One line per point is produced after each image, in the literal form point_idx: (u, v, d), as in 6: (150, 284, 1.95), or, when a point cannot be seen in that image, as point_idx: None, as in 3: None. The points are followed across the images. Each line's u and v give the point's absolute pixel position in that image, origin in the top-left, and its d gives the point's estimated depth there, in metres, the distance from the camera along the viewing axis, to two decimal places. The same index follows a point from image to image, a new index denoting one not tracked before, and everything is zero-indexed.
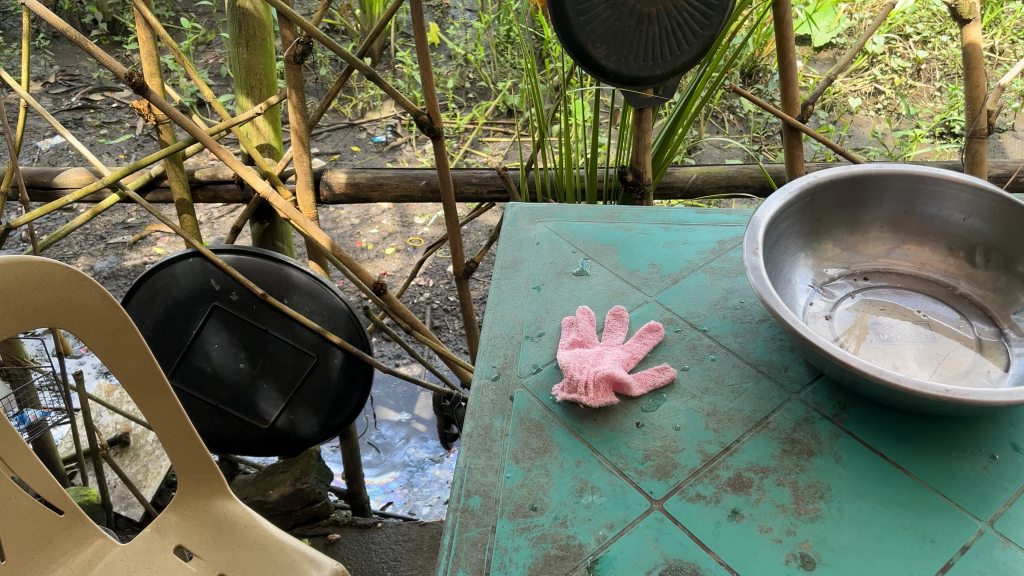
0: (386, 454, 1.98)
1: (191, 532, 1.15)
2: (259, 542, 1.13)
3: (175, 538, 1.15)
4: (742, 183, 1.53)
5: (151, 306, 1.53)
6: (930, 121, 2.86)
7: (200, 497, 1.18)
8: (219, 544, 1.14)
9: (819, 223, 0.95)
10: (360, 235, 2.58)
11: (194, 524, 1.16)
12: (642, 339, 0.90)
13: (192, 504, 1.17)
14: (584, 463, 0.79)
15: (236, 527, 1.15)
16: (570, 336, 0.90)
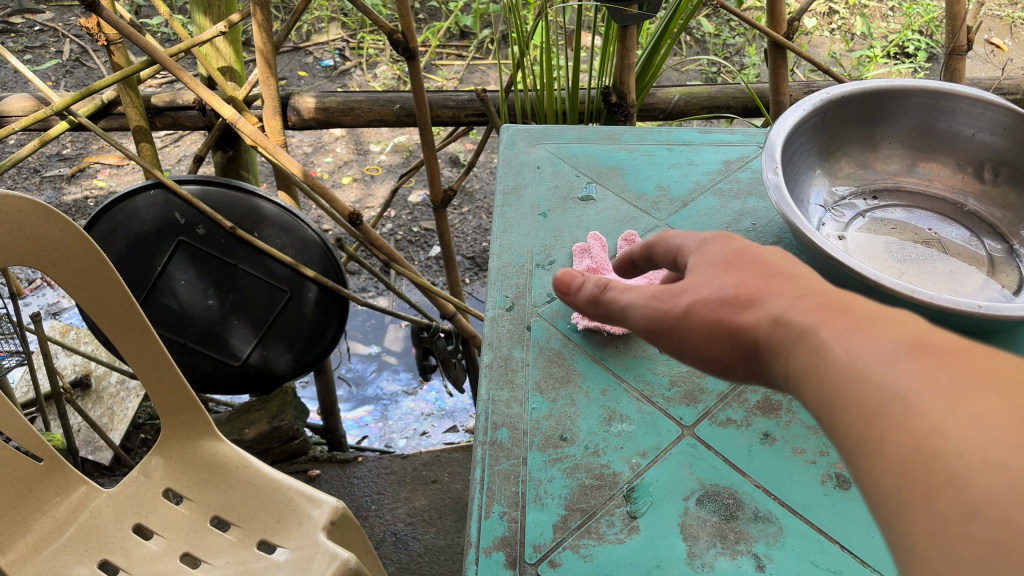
0: (358, 388, 1.95)
1: (180, 474, 1.11)
2: (253, 482, 1.10)
3: (163, 481, 1.11)
4: (724, 104, 1.50)
5: (110, 242, 1.44)
6: (884, 41, 2.85)
7: (187, 439, 1.13)
8: (211, 486, 1.10)
9: (832, 141, 0.94)
10: (315, 164, 2.50)
11: (182, 467, 1.12)
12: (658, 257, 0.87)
13: (178, 446, 1.13)
14: (611, 391, 0.78)
15: (228, 467, 1.11)
16: (585, 264, 0.87)
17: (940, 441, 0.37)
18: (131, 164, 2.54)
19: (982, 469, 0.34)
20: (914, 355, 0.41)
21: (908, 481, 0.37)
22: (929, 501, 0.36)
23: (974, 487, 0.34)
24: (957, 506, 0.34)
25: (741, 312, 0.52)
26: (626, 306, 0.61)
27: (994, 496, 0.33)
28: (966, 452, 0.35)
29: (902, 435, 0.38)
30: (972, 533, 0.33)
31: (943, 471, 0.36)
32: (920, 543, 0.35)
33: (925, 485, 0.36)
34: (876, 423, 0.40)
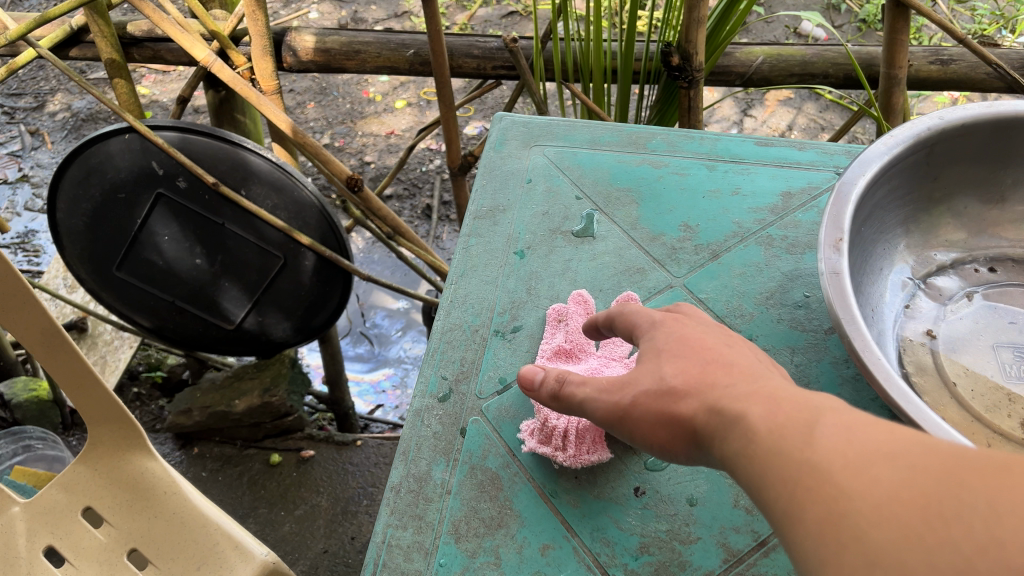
0: (380, 347, 1.77)
1: (102, 492, 0.94)
2: (178, 515, 0.92)
3: (84, 498, 0.93)
4: (820, 71, 1.18)
5: (86, 188, 1.28)
6: None
7: (116, 451, 0.95)
8: (134, 512, 0.93)
9: (937, 187, 0.67)
10: (368, 84, 2.28)
11: (104, 484, 0.94)
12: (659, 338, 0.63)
13: (106, 459, 0.95)
14: (553, 550, 0.55)
15: (155, 491, 0.93)
16: (557, 339, 0.64)
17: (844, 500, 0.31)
18: (177, 70, 2.34)
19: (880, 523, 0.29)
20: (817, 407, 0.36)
21: (825, 549, 0.30)
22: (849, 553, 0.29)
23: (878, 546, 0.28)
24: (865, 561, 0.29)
25: (675, 401, 0.43)
26: (582, 399, 0.50)
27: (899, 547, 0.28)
28: (870, 500, 0.30)
29: (808, 490, 0.32)
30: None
31: (849, 525, 0.30)
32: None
33: (833, 542, 0.30)
34: (787, 482, 0.34)
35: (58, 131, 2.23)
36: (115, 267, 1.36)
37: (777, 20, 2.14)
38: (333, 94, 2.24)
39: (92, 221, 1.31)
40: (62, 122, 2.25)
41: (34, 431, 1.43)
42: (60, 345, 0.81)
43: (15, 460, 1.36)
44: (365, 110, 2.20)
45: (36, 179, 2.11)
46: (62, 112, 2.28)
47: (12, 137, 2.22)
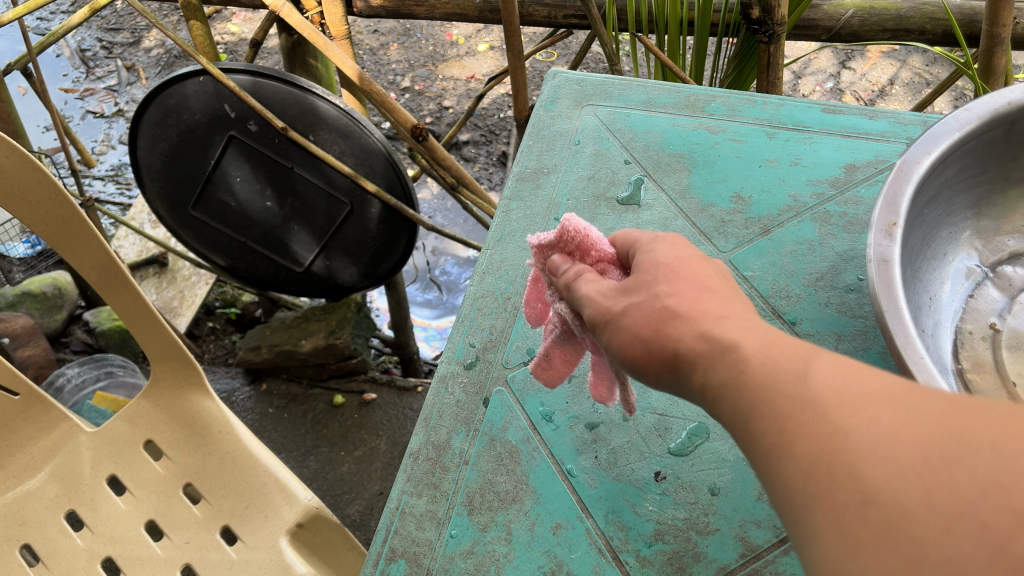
0: (448, 295, 1.78)
1: (163, 427, 0.94)
2: (231, 454, 0.92)
3: (146, 432, 0.94)
4: (916, 28, 1.09)
5: (164, 128, 1.31)
6: None
7: (176, 389, 0.95)
8: (192, 447, 0.93)
9: (1012, 165, 0.61)
10: (452, 26, 2.24)
11: (165, 420, 0.94)
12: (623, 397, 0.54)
13: (166, 396, 0.95)
14: (565, 530, 0.54)
15: (210, 430, 0.93)
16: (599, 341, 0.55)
17: (826, 434, 0.28)
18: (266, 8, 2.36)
19: (863, 456, 0.27)
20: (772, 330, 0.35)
21: (797, 510, 0.29)
22: (826, 503, 0.27)
23: (848, 486, 0.27)
24: (854, 498, 0.26)
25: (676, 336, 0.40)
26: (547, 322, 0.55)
27: (891, 485, 0.26)
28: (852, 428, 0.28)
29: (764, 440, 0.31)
30: (865, 540, 0.26)
31: (844, 463, 0.27)
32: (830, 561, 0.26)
33: (826, 480, 0.28)
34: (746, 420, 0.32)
35: (152, 67, 2.29)
36: (191, 206, 1.40)
37: None
38: (416, 36, 2.23)
39: (169, 161, 1.35)
40: (156, 58, 2.32)
41: (115, 359, 1.50)
42: (120, 275, 0.85)
43: (98, 386, 1.43)
44: (447, 53, 2.17)
45: (130, 115, 2.19)
46: (157, 48, 2.35)
47: (110, 72, 2.30)
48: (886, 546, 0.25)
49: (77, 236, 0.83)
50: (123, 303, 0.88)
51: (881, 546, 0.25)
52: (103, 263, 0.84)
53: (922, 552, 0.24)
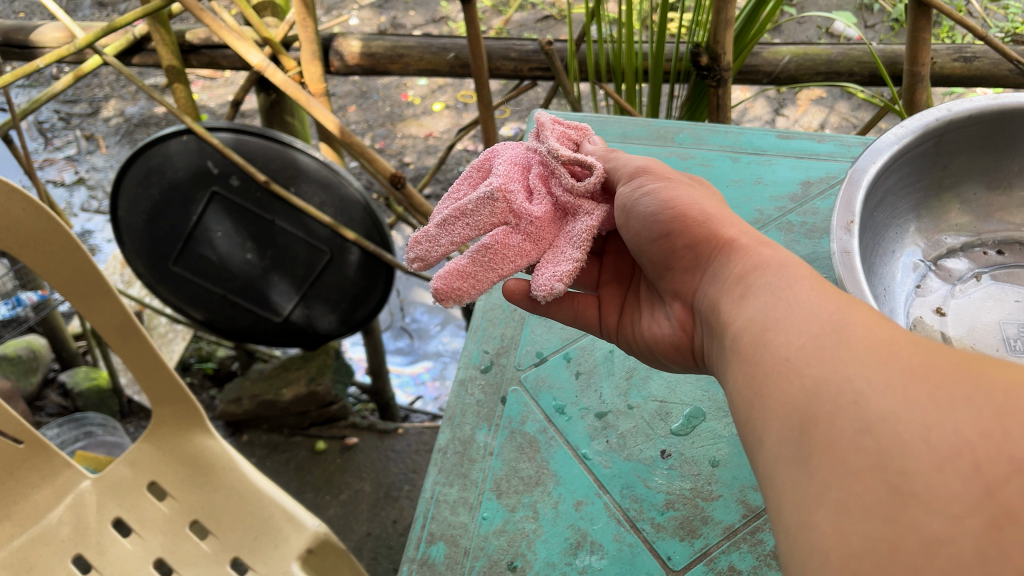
0: (419, 341, 1.84)
1: (166, 467, 0.87)
2: (236, 490, 0.85)
3: (147, 474, 0.87)
4: (846, 70, 1.22)
5: (146, 186, 1.34)
6: None
7: (179, 432, 0.89)
8: (197, 486, 0.86)
9: (945, 174, 0.72)
10: (407, 87, 2.33)
11: (168, 460, 0.88)
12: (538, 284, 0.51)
13: (168, 437, 0.89)
14: (586, 506, 0.60)
15: (214, 469, 0.87)
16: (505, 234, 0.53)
17: (840, 369, 0.31)
18: (224, 76, 2.36)
19: (871, 389, 0.30)
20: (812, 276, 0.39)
21: (790, 435, 0.32)
22: (822, 430, 0.30)
23: (849, 412, 0.30)
24: (853, 423, 0.29)
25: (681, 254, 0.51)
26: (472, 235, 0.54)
27: (888, 414, 0.28)
28: (865, 367, 0.31)
29: (779, 367, 0.34)
30: (853, 467, 0.28)
31: (849, 394, 0.30)
32: (813, 485, 0.29)
33: (829, 404, 0.31)
34: (768, 330, 0.37)
35: (112, 136, 2.32)
36: (171, 262, 1.43)
37: (810, 21, 2.16)
38: (373, 98, 2.31)
39: (150, 219, 1.38)
40: (115, 127, 2.35)
41: (95, 418, 1.49)
42: (129, 327, 0.81)
43: (78, 445, 1.42)
44: (404, 113, 2.26)
45: (91, 182, 2.21)
46: (116, 117, 2.38)
47: (69, 142, 2.32)
48: (872, 473, 0.27)
49: (93, 297, 0.80)
50: (135, 358, 0.84)
51: (867, 475, 0.28)
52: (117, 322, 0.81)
53: (908, 485, 0.26)
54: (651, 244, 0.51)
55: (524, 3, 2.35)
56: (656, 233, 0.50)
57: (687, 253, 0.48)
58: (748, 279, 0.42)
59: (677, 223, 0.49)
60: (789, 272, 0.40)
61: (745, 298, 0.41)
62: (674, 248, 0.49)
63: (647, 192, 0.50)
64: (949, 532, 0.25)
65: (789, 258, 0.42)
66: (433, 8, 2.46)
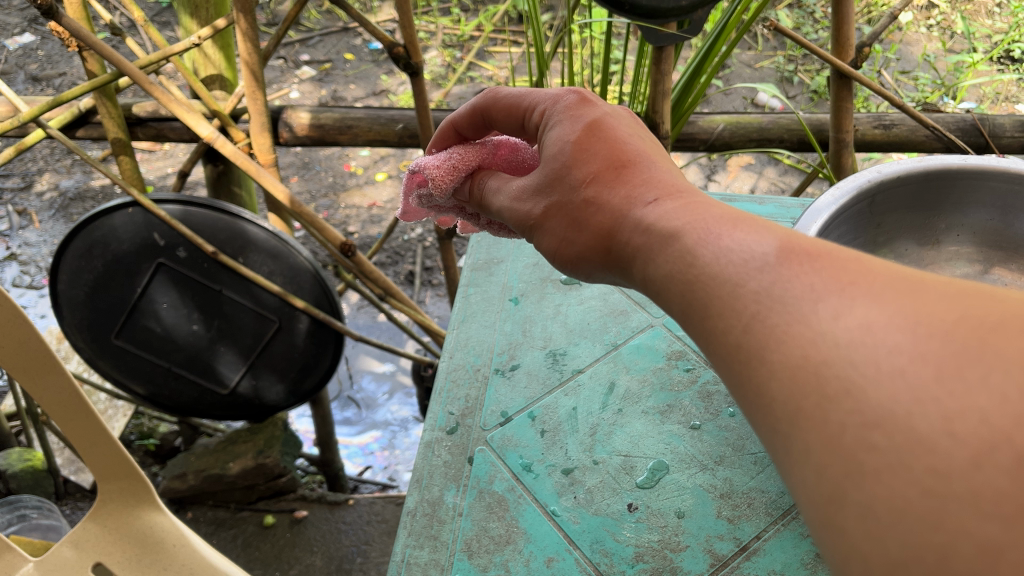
0: (367, 411, 1.83)
1: (113, 546, 0.82)
2: (189, 566, 0.81)
3: (93, 555, 0.82)
4: (777, 137, 1.31)
5: (88, 259, 1.31)
6: (1005, 23, 2.30)
7: (126, 510, 0.84)
8: (145, 566, 0.81)
9: (879, 230, 0.77)
10: (349, 158, 2.36)
11: (116, 538, 0.83)
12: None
13: (114, 514, 0.84)
14: (557, 562, 0.63)
15: (164, 546, 0.82)
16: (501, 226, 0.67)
17: (815, 351, 0.29)
18: (164, 148, 2.35)
19: (862, 374, 0.27)
20: (707, 238, 0.38)
21: (781, 431, 0.30)
22: (813, 423, 0.28)
23: (843, 403, 0.27)
24: (853, 418, 0.27)
25: None
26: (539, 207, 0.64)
27: (891, 402, 0.26)
28: (843, 341, 0.28)
29: (741, 354, 0.33)
30: (868, 467, 0.26)
31: (838, 379, 0.28)
32: (826, 484, 0.27)
33: (815, 395, 0.28)
34: (705, 317, 0.36)
35: (45, 210, 2.28)
36: (112, 335, 1.40)
37: (735, 93, 2.27)
38: (315, 168, 2.32)
39: (91, 292, 1.35)
40: (49, 201, 2.31)
41: (30, 500, 1.42)
42: (82, 401, 0.77)
43: (11, 529, 1.35)
44: (347, 184, 2.28)
45: (24, 258, 2.15)
46: (50, 192, 2.33)
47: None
48: (892, 473, 0.25)
49: (41, 372, 0.76)
50: (83, 435, 0.80)
51: (886, 473, 0.25)
52: (67, 398, 0.78)
53: (943, 485, 0.24)
54: None
55: (462, 76, 2.41)
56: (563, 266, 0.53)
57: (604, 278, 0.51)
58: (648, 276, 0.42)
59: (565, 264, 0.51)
60: (678, 252, 0.39)
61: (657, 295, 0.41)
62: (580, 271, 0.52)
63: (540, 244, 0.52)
64: (1001, 537, 0.23)
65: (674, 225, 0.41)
66: (372, 81, 2.50)
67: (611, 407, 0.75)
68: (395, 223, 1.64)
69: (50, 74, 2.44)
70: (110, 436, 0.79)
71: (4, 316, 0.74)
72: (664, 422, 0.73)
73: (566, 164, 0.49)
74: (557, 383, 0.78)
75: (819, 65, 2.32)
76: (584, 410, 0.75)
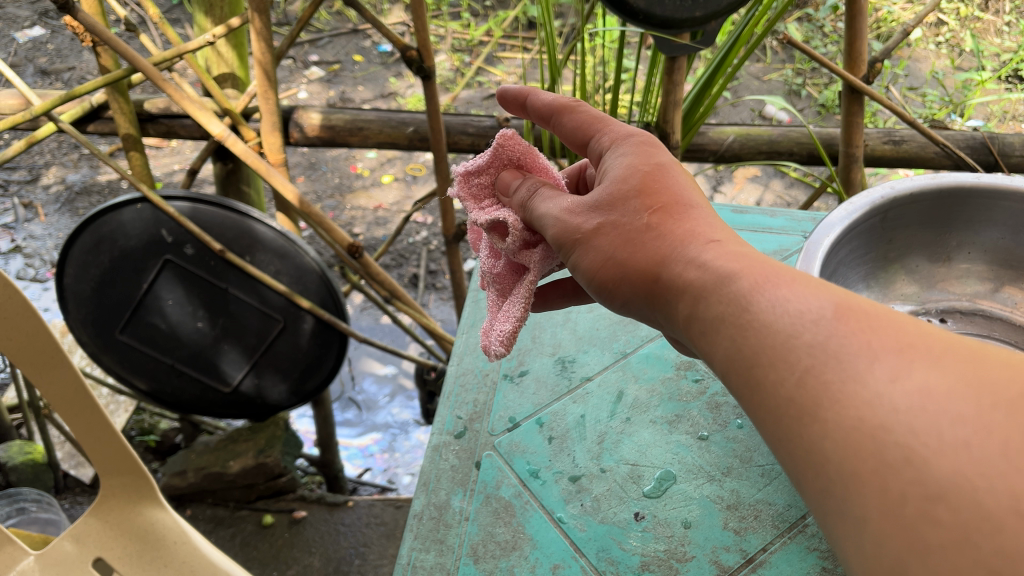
0: (368, 413, 1.83)
1: (114, 541, 0.82)
2: (189, 564, 0.80)
3: (94, 549, 0.82)
4: (786, 149, 1.31)
5: (96, 254, 1.31)
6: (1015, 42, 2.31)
7: (128, 505, 0.83)
8: (146, 562, 0.81)
9: (890, 247, 0.78)
10: (356, 159, 2.37)
11: (117, 534, 0.83)
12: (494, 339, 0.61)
13: (117, 509, 0.83)
14: (563, 569, 0.63)
15: (165, 542, 0.82)
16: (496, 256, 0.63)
17: (871, 414, 0.31)
18: (171, 145, 2.35)
19: (924, 448, 0.30)
20: (764, 286, 0.40)
21: (838, 491, 0.32)
22: (874, 488, 0.31)
23: (904, 473, 0.30)
24: (915, 489, 0.29)
25: None
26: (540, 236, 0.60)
27: (955, 477, 0.29)
28: (901, 408, 0.31)
29: (792, 408, 0.35)
30: (931, 542, 0.29)
31: (897, 450, 0.30)
32: (887, 555, 0.30)
33: (876, 463, 0.31)
34: (752, 365, 0.38)
35: (51, 204, 2.28)
36: (116, 331, 1.39)
37: (742, 104, 2.27)
38: (322, 169, 2.33)
39: (96, 287, 1.35)
40: (55, 195, 2.31)
41: (29, 493, 1.41)
42: (88, 395, 0.77)
43: (9, 521, 1.34)
44: (353, 185, 2.28)
45: (29, 251, 2.15)
46: (56, 185, 2.33)
47: (6, 210, 2.26)
48: (958, 551, 0.28)
49: (49, 365, 0.76)
50: (90, 431, 0.80)
51: (953, 551, 0.28)
52: (73, 391, 0.77)
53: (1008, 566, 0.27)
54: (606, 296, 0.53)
55: (470, 81, 2.42)
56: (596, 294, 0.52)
57: (629, 310, 0.50)
58: (699, 314, 0.43)
59: (607, 287, 0.50)
60: (738, 291, 0.40)
61: (704, 336, 0.42)
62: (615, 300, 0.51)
63: (579, 257, 0.50)
64: None
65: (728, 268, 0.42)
66: (381, 83, 2.51)
67: (619, 416, 0.75)
68: (401, 224, 1.63)
69: (59, 68, 2.44)
70: (114, 431, 0.79)
71: (13, 310, 0.74)
72: (671, 432, 0.73)
73: (634, 188, 0.49)
74: (565, 390, 0.78)
75: (827, 79, 2.33)
76: (591, 417, 0.75)
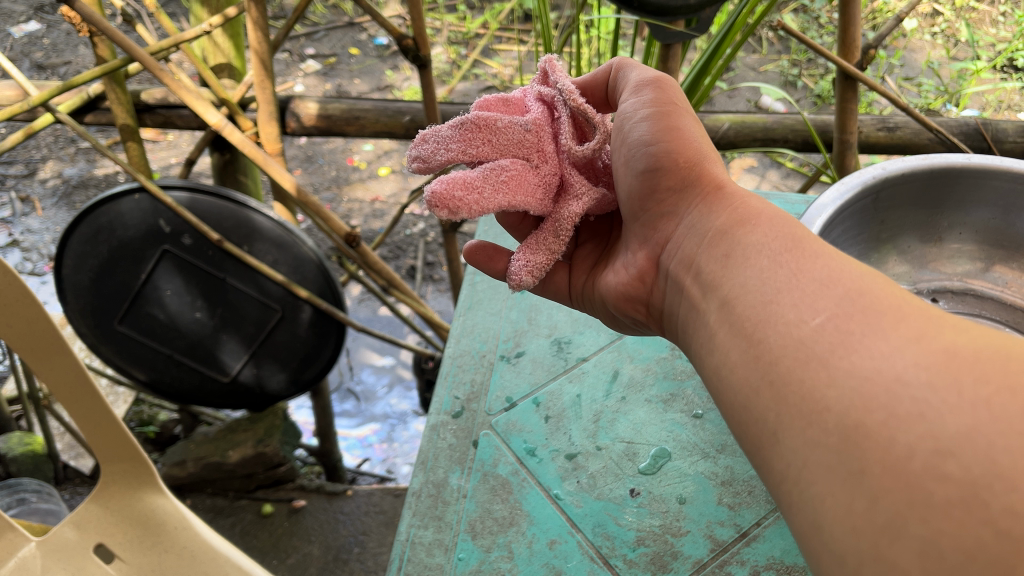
0: (366, 404, 1.83)
1: (115, 527, 0.83)
2: (189, 549, 0.81)
3: (96, 536, 0.82)
4: (781, 137, 1.32)
5: (94, 245, 1.31)
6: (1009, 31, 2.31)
7: (129, 491, 0.84)
8: (146, 547, 0.82)
9: (881, 227, 0.79)
10: (353, 152, 2.37)
11: (118, 520, 0.83)
12: (510, 271, 0.61)
13: (119, 495, 0.84)
14: (559, 544, 0.64)
15: (164, 528, 0.82)
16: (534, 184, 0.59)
17: (887, 372, 0.30)
18: (168, 139, 2.36)
19: (941, 402, 0.28)
20: (800, 252, 0.39)
21: (832, 444, 0.30)
22: (876, 443, 0.28)
23: (913, 427, 0.28)
24: (924, 443, 0.27)
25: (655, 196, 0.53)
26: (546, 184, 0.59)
27: (970, 431, 0.26)
28: (920, 366, 0.29)
29: (800, 355, 0.33)
30: (937, 499, 0.26)
31: (906, 403, 0.28)
32: (883, 512, 0.27)
33: (880, 412, 0.29)
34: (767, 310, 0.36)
35: (48, 198, 2.28)
36: (115, 321, 1.40)
37: (739, 95, 2.28)
38: (319, 162, 2.33)
39: (94, 278, 1.35)
40: (52, 188, 2.31)
41: (29, 484, 1.41)
42: (85, 382, 0.77)
43: (10, 512, 1.35)
44: (350, 177, 2.29)
45: (26, 245, 2.15)
46: (53, 179, 2.34)
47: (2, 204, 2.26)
48: (964, 509, 0.25)
49: (45, 352, 0.76)
50: (87, 417, 0.80)
51: (958, 508, 0.25)
52: (71, 378, 0.78)
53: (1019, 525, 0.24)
54: (636, 181, 0.53)
55: (466, 73, 2.43)
56: (643, 163, 0.52)
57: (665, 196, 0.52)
58: (735, 235, 0.44)
59: (667, 159, 0.51)
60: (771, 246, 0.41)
61: (733, 260, 0.42)
62: (656, 189, 0.52)
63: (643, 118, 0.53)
64: None
65: (773, 214, 0.44)
66: (377, 76, 2.51)
67: (614, 395, 0.76)
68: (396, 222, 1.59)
69: (55, 63, 2.44)
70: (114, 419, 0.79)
71: (13, 298, 0.75)
72: (666, 411, 0.74)
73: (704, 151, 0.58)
74: (561, 370, 0.79)
75: (823, 69, 2.33)
76: (587, 397, 0.76)
